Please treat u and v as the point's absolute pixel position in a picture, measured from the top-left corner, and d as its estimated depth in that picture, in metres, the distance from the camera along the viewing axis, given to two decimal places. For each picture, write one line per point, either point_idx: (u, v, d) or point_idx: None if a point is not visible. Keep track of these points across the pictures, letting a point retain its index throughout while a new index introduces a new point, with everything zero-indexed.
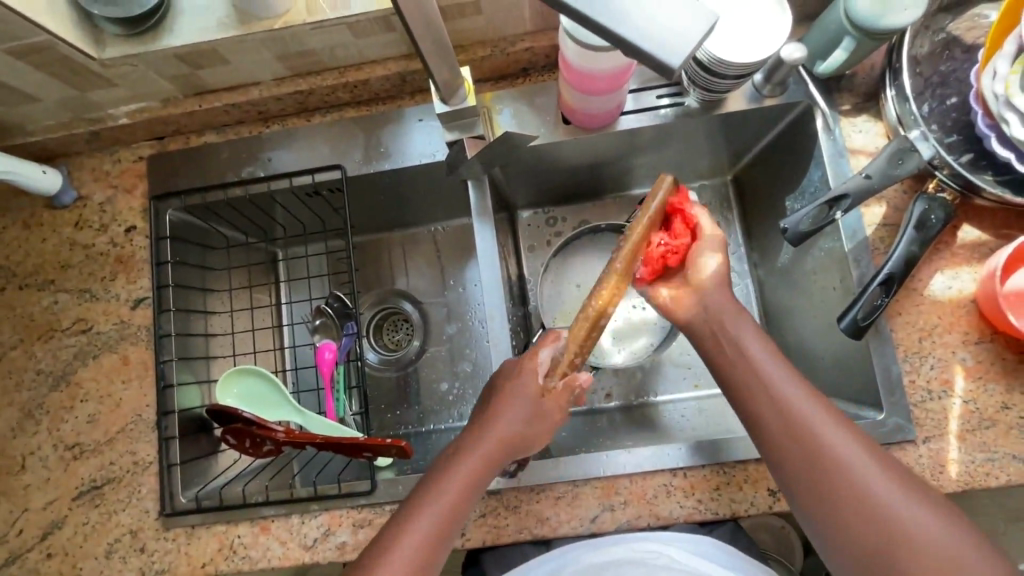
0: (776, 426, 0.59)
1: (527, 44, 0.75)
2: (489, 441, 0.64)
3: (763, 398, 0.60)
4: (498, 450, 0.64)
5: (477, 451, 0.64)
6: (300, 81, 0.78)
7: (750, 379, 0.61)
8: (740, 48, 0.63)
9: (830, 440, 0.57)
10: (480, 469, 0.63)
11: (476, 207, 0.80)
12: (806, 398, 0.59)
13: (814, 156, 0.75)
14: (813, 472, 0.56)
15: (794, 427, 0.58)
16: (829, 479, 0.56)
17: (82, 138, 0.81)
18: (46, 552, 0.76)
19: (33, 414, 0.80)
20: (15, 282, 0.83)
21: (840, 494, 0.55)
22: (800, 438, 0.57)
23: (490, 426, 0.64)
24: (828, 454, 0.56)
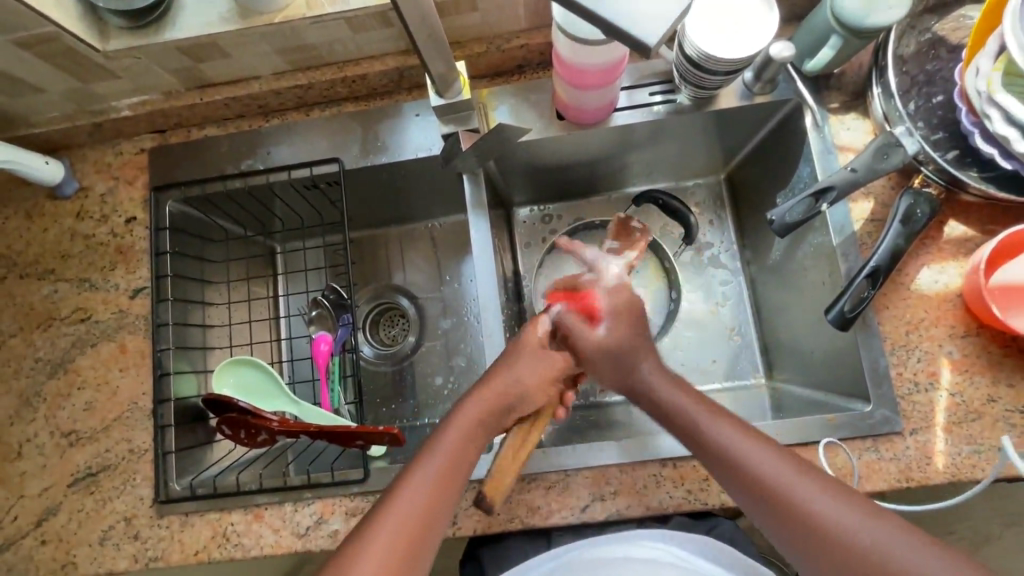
0: (742, 489, 0.58)
1: (522, 41, 0.77)
2: (490, 397, 0.65)
3: (722, 461, 0.60)
4: (494, 409, 0.65)
5: (477, 410, 0.65)
6: (299, 76, 0.80)
7: (709, 442, 0.61)
8: (732, 45, 0.64)
9: (802, 493, 0.55)
10: (476, 428, 0.64)
11: (471, 200, 0.82)
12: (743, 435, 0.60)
13: (804, 152, 0.77)
14: (795, 529, 0.55)
15: (762, 486, 0.57)
16: (812, 535, 0.54)
17: (85, 130, 0.83)
18: (41, 539, 0.77)
19: (31, 402, 0.81)
20: (15, 272, 0.84)
21: (829, 551, 0.53)
22: (773, 498, 0.56)
23: (492, 381, 0.66)
24: (804, 508, 0.55)
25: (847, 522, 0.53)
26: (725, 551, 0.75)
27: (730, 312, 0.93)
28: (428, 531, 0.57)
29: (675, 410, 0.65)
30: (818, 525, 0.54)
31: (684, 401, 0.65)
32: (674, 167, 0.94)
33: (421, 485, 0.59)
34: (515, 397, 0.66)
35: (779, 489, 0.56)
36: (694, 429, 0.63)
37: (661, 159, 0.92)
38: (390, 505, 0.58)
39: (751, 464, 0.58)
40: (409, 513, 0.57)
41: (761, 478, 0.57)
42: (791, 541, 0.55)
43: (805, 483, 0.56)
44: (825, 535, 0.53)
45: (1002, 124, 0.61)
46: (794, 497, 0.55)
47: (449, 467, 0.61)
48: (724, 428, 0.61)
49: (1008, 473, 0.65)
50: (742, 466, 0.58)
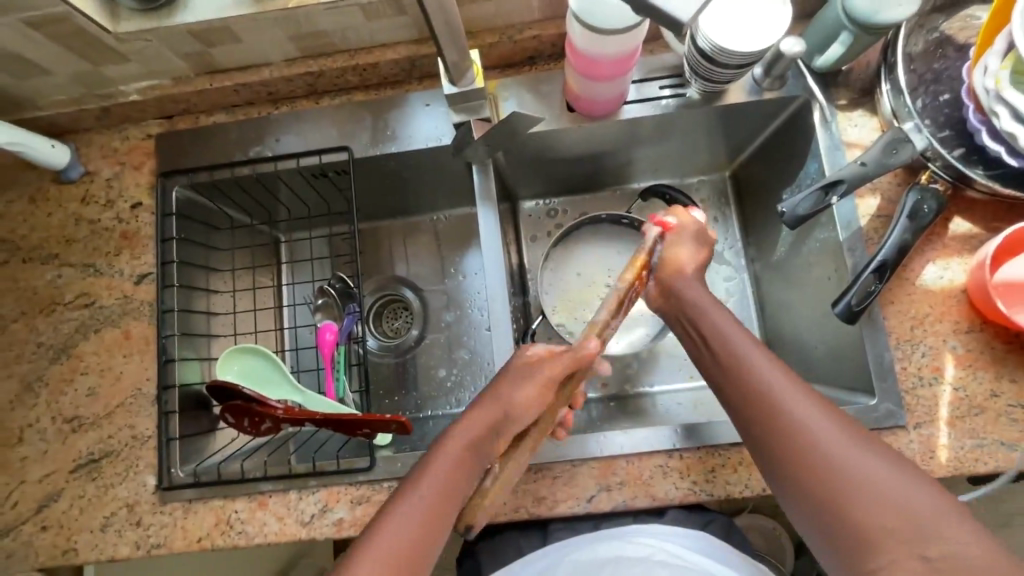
0: (738, 392, 0.60)
1: (535, 32, 0.77)
2: (481, 427, 0.63)
3: (727, 363, 0.62)
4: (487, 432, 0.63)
5: (470, 438, 0.62)
6: (310, 63, 0.80)
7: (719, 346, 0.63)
8: (745, 39, 0.65)
9: (793, 406, 0.57)
10: (465, 460, 0.62)
11: (480, 190, 0.82)
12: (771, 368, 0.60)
13: (811, 148, 0.77)
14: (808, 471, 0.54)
15: (757, 395, 0.59)
16: (792, 445, 0.56)
17: (92, 114, 0.83)
18: (41, 525, 0.76)
19: (33, 387, 0.80)
20: (19, 256, 0.83)
21: (804, 460, 0.55)
22: (763, 403, 0.58)
23: (484, 412, 0.64)
24: (789, 417, 0.57)
25: (829, 437, 0.55)
26: (719, 545, 0.78)
27: (733, 307, 0.94)
28: (427, 549, 0.57)
29: (698, 318, 0.67)
30: (801, 435, 0.56)
31: (710, 313, 0.66)
32: (680, 163, 0.95)
33: (414, 508, 0.58)
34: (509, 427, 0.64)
35: (774, 396, 0.58)
36: (710, 334, 0.65)
37: (667, 154, 0.92)
38: (383, 528, 0.57)
39: (753, 372, 0.60)
40: (403, 539, 0.57)
41: (772, 399, 0.58)
42: (771, 452, 0.57)
43: (809, 408, 0.57)
44: (806, 447, 0.55)
45: (1009, 121, 0.62)
46: (787, 407, 0.57)
47: (445, 490, 0.60)
48: (737, 336, 0.63)
49: (1010, 468, 0.66)
50: (743, 371, 0.60)
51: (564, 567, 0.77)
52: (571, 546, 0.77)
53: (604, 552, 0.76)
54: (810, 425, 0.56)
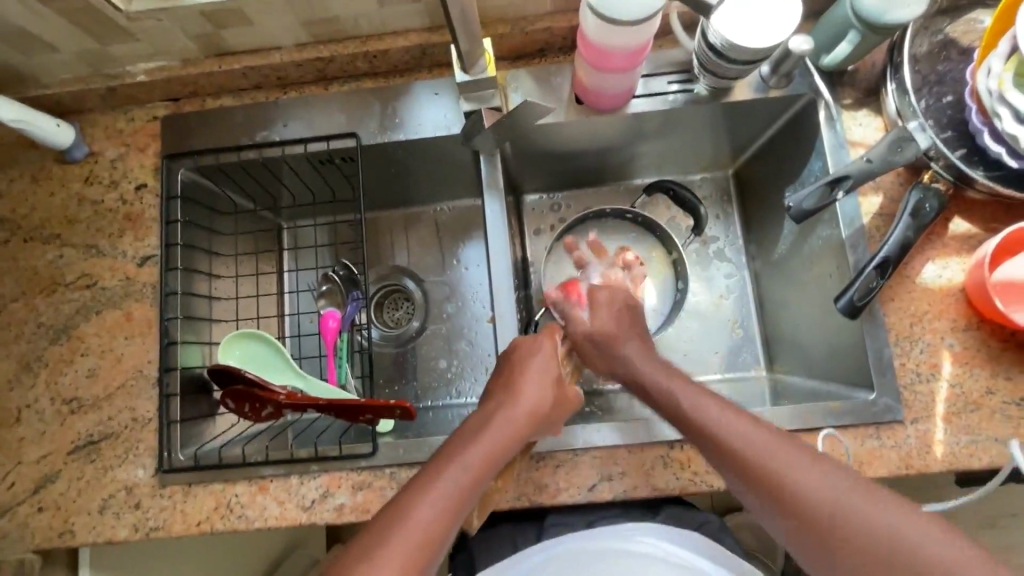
0: (720, 458, 0.57)
1: (547, 23, 0.77)
2: (515, 418, 0.63)
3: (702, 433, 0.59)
4: (526, 424, 0.64)
5: (506, 429, 0.62)
6: (320, 48, 0.79)
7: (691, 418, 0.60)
8: (756, 35, 0.65)
9: (776, 463, 0.54)
10: (502, 450, 0.61)
11: (487, 180, 0.82)
12: (746, 431, 0.57)
13: (816, 146, 0.79)
14: (817, 541, 0.52)
15: (738, 460, 0.56)
16: (786, 505, 0.53)
17: (98, 93, 0.82)
18: (38, 506, 0.76)
19: (32, 367, 0.79)
20: (19, 235, 0.83)
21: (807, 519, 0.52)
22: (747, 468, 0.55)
23: (516, 404, 0.64)
24: (778, 482, 0.54)
25: (822, 495, 0.52)
26: (718, 550, 0.77)
27: (733, 304, 0.95)
28: (446, 534, 0.54)
29: (664, 390, 0.63)
30: (793, 498, 0.53)
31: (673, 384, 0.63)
32: (685, 159, 0.96)
33: (441, 494, 0.55)
34: (536, 420, 0.65)
35: (756, 461, 0.55)
36: (679, 409, 0.61)
37: (672, 150, 0.93)
38: (410, 511, 0.54)
39: (729, 439, 0.57)
40: (427, 524, 0.53)
41: (753, 463, 0.55)
42: (772, 514, 0.54)
43: (793, 468, 0.54)
44: (800, 506, 0.52)
45: (1011, 122, 0.63)
46: (772, 469, 0.54)
47: (473, 480, 0.57)
48: (706, 403, 0.60)
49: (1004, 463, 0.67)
50: (721, 440, 0.57)
51: (560, 560, 0.78)
52: (572, 537, 0.78)
53: (599, 547, 0.78)
54: (801, 485, 0.53)
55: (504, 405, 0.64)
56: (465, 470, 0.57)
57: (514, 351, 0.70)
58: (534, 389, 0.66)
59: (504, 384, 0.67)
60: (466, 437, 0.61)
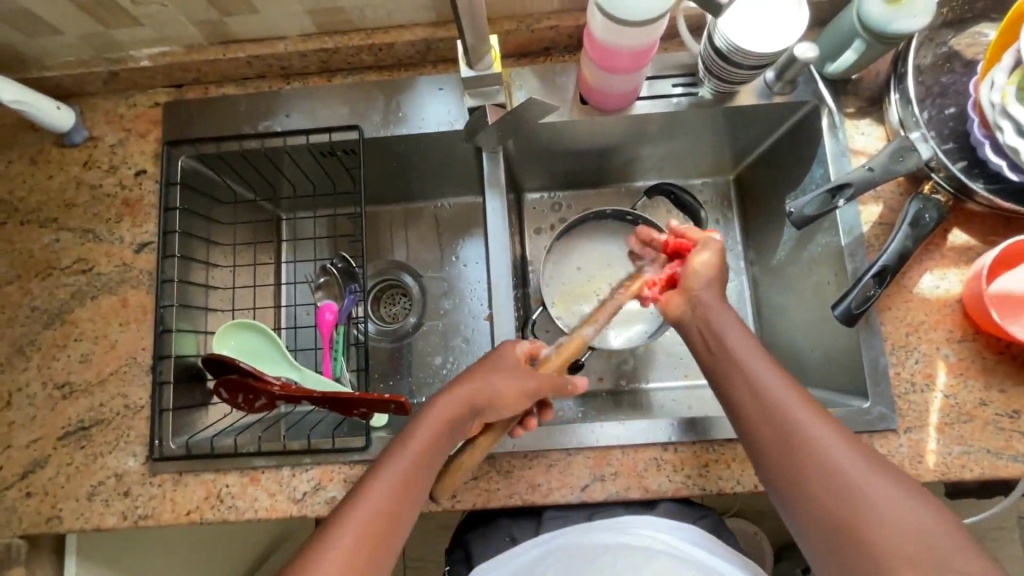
0: (756, 419, 0.59)
1: (553, 22, 0.77)
2: (461, 404, 0.64)
3: (750, 394, 0.60)
4: (472, 408, 0.65)
5: (449, 414, 0.64)
6: (325, 39, 0.79)
7: (740, 375, 0.61)
8: (755, 36, 0.66)
9: (812, 431, 0.56)
10: (443, 435, 0.63)
11: (488, 178, 0.82)
12: (785, 388, 0.59)
13: (818, 153, 0.79)
14: (819, 497, 0.54)
15: (777, 422, 0.58)
16: (815, 477, 0.55)
17: (100, 77, 0.81)
18: (26, 491, 0.75)
19: (24, 350, 0.79)
20: (16, 218, 0.82)
21: (829, 493, 0.54)
22: (784, 432, 0.57)
23: (461, 391, 0.65)
24: (803, 436, 0.56)
25: (850, 469, 0.54)
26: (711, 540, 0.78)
27: (730, 310, 0.95)
28: (392, 521, 0.58)
29: (713, 337, 0.65)
30: (824, 467, 0.54)
31: (737, 339, 0.63)
32: (686, 163, 0.96)
33: (386, 482, 0.59)
34: (487, 405, 0.66)
35: (795, 426, 0.57)
36: (726, 357, 0.63)
37: (674, 154, 0.93)
38: (356, 500, 0.58)
39: (777, 399, 0.59)
40: (380, 495, 0.58)
41: (782, 413, 0.58)
42: (782, 470, 0.56)
43: (818, 426, 0.56)
44: (815, 460, 0.55)
45: (1013, 135, 0.63)
46: (809, 435, 0.56)
47: (415, 468, 0.61)
48: (759, 364, 0.61)
49: (995, 474, 0.68)
50: (763, 399, 0.59)
51: (559, 556, 0.78)
52: (566, 531, 0.79)
53: (595, 541, 0.77)
54: (835, 457, 0.55)
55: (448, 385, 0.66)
56: (406, 458, 0.61)
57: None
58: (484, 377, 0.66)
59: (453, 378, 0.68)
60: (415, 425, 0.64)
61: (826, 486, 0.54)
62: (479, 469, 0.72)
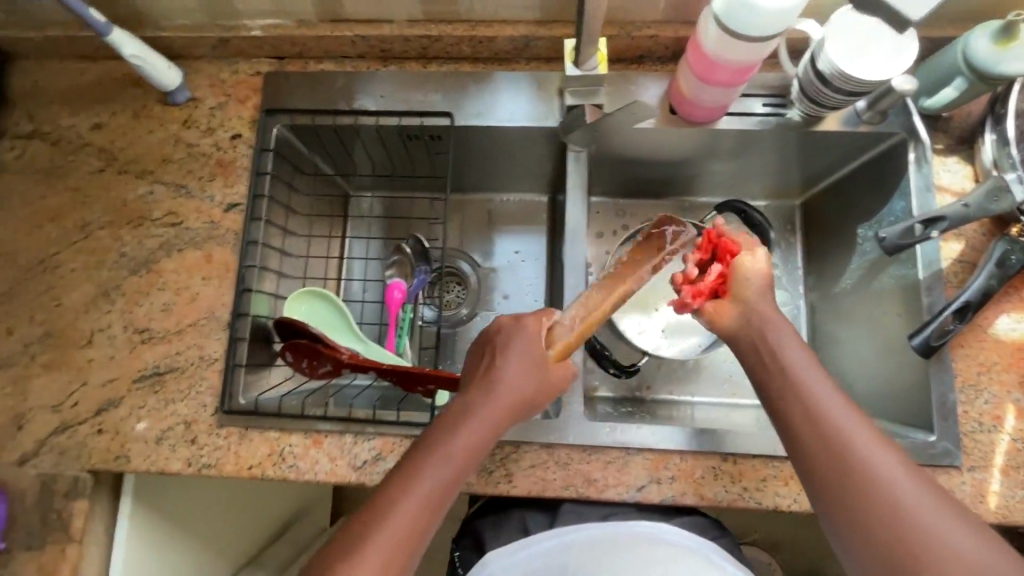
0: (802, 428, 0.57)
1: (654, 32, 0.78)
2: (499, 409, 0.62)
3: (799, 407, 0.58)
4: (508, 412, 0.62)
5: (488, 422, 0.61)
6: (430, 27, 0.82)
7: (800, 384, 0.59)
8: (882, 61, 0.66)
9: (856, 445, 0.54)
10: (482, 444, 0.61)
11: (572, 178, 0.84)
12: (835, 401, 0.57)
13: (901, 186, 0.80)
14: (859, 510, 0.52)
15: (828, 436, 0.55)
16: (857, 490, 0.53)
17: (211, 42, 0.85)
18: (98, 428, 0.78)
19: (110, 294, 0.82)
20: (114, 166, 0.86)
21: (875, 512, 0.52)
22: (836, 445, 0.55)
23: (495, 395, 0.62)
24: (847, 448, 0.54)
25: (901, 490, 0.52)
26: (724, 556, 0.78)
27: None
28: (425, 532, 0.56)
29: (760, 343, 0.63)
30: (872, 487, 0.52)
31: (793, 357, 0.61)
32: (757, 184, 0.97)
33: (423, 492, 0.57)
34: (517, 407, 0.63)
35: (851, 442, 0.54)
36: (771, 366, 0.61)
37: (748, 173, 0.95)
38: (392, 509, 0.56)
39: (834, 414, 0.56)
40: (409, 521, 0.55)
41: (825, 424, 0.56)
42: (822, 480, 0.55)
43: (864, 440, 0.54)
44: (859, 474, 0.53)
45: None
46: (858, 451, 0.54)
47: (452, 479, 0.58)
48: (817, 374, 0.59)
49: None
50: (811, 410, 0.57)
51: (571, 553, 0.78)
52: (583, 527, 0.79)
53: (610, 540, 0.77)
54: (889, 480, 0.52)
55: (483, 397, 0.62)
56: (443, 471, 0.58)
57: (523, 341, 0.65)
58: (511, 374, 0.63)
59: (480, 374, 0.64)
60: (449, 428, 0.60)
61: (873, 506, 0.52)
62: (537, 457, 0.74)
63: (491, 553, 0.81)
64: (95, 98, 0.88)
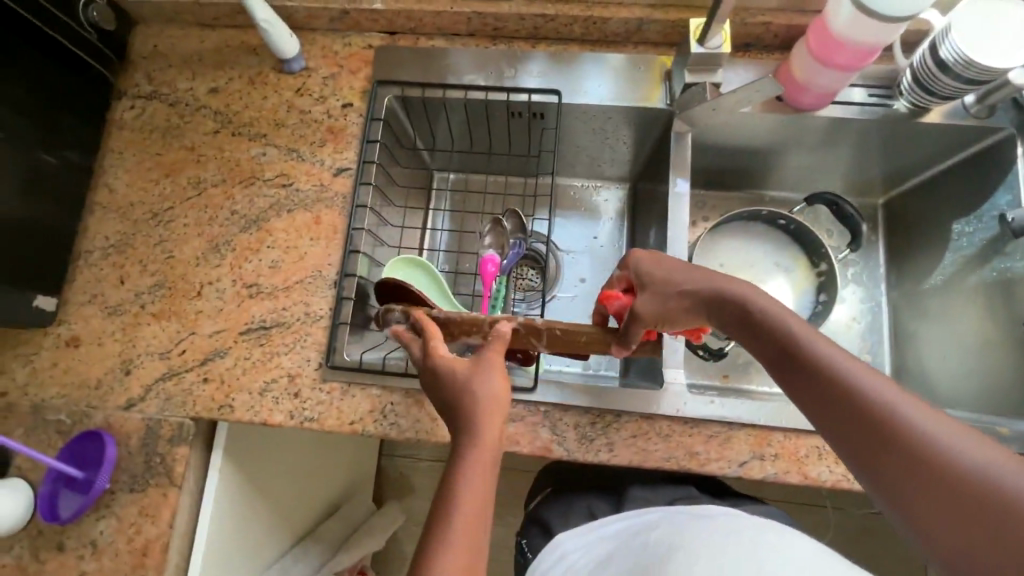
0: (814, 406, 0.54)
1: (767, 18, 0.80)
2: (482, 424, 0.58)
3: (804, 382, 0.55)
4: (493, 422, 0.58)
5: (484, 428, 0.57)
6: (546, 6, 0.85)
7: (805, 363, 0.55)
8: (1009, 50, 0.70)
9: (869, 406, 0.50)
10: (489, 454, 0.56)
11: (673, 158, 0.85)
12: (839, 365, 0.53)
13: (1007, 180, 0.81)
14: (901, 478, 0.47)
15: (840, 405, 0.51)
16: (889, 456, 0.48)
17: (331, 14, 0.89)
18: (204, 376, 0.80)
19: (220, 249, 0.85)
20: (229, 128, 0.89)
21: (929, 482, 0.45)
22: (860, 414, 0.50)
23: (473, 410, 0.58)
24: (862, 413, 0.50)
25: (935, 442, 0.46)
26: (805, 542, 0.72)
27: (864, 328, 0.97)
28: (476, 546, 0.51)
29: (749, 323, 0.60)
30: (900, 450, 0.47)
31: (790, 328, 0.57)
32: (843, 180, 0.99)
33: (455, 510, 0.53)
34: (493, 414, 0.59)
35: (873, 411, 0.49)
36: (766, 344, 0.59)
37: (836, 166, 0.96)
38: (434, 538, 0.51)
39: (845, 383, 0.52)
40: (452, 547, 0.50)
41: (833, 393, 0.52)
42: (853, 457, 0.50)
43: (878, 399, 0.50)
44: (885, 438, 0.48)
45: None
46: (874, 413, 0.49)
47: (480, 487, 0.54)
48: (818, 345, 0.55)
49: None
50: (815, 382, 0.54)
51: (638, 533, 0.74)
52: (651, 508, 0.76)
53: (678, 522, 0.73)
54: (919, 434, 0.47)
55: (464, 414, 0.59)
56: (467, 484, 0.54)
57: (454, 371, 0.61)
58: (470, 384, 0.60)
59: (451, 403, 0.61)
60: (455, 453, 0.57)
61: (909, 469, 0.46)
62: (638, 428, 0.74)
63: (563, 534, 0.79)
64: (212, 63, 0.92)
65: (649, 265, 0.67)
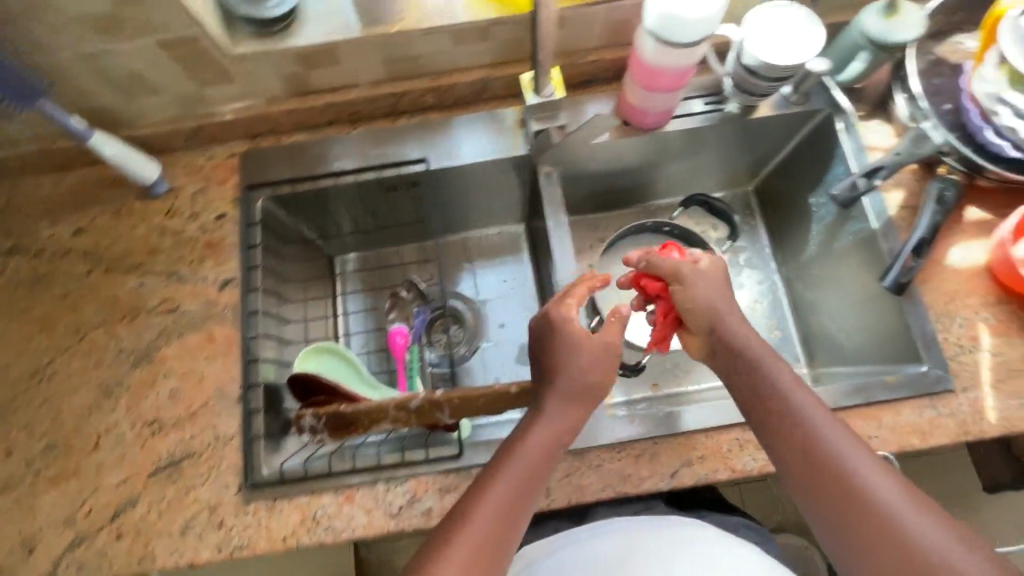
0: (779, 431, 0.64)
1: (595, 57, 0.87)
2: (530, 449, 0.64)
3: (777, 412, 0.65)
4: (546, 445, 0.65)
5: (523, 464, 0.64)
6: (394, 85, 0.89)
7: (780, 402, 0.65)
8: (795, 46, 0.78)
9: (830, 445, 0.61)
10: (523, 485, 0.63)
11: (546, 195, 0.89)
12: (810, 406, 0.64)
13: (838, 152, 0.89)
14: (835, 499, 0.59)
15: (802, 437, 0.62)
16: (832, 481, 0.60)
17: (185, 132, 0.89)
18: (117, 533, 0.75)
19: (113, 392, 0.81)
20: (102, 266, 0.86)
21: (853, 507, 0.58)
22: (815, 453, 0.61)
23: (534, 432, 0.65)
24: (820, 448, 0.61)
25: (870, 483, 0.58)
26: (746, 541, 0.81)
27: (767, 307, 1.03)
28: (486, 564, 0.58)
29: (741, 356, 0.69)
30: (844, 479, 0.59)
31: (777, 373, 0.67)
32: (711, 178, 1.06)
33: (469, 534, 0.59)
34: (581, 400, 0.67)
35: (830, 450, 0.61)
36: (751, 378, 0.68)
37: (701, 168, 1.03)
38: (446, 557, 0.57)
39: (809, 424, 0.63)
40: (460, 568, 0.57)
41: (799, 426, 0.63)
42: (801, 476, 0.62)
43: (840, 442, 0.61)
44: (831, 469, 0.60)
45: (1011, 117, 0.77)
46: (832, 451, 0.61)
47: (502, 521, 0.60)
48: (799, 391, 0.65)
49: None
50: (786, 416, 0.64)
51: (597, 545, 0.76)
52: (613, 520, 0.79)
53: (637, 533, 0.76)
54: (861, 472, 0.59)
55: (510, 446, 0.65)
56: (493, 510, 0.60)
57: (570, 335, 0.68)
58: (566, 361, 0.67)
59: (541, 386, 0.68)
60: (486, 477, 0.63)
61: (840, 493, 0.59)
62: (570, 466, 0.75)
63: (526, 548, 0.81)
64: (73, 204, 0.90)
65: (682, 268, 0.74)
